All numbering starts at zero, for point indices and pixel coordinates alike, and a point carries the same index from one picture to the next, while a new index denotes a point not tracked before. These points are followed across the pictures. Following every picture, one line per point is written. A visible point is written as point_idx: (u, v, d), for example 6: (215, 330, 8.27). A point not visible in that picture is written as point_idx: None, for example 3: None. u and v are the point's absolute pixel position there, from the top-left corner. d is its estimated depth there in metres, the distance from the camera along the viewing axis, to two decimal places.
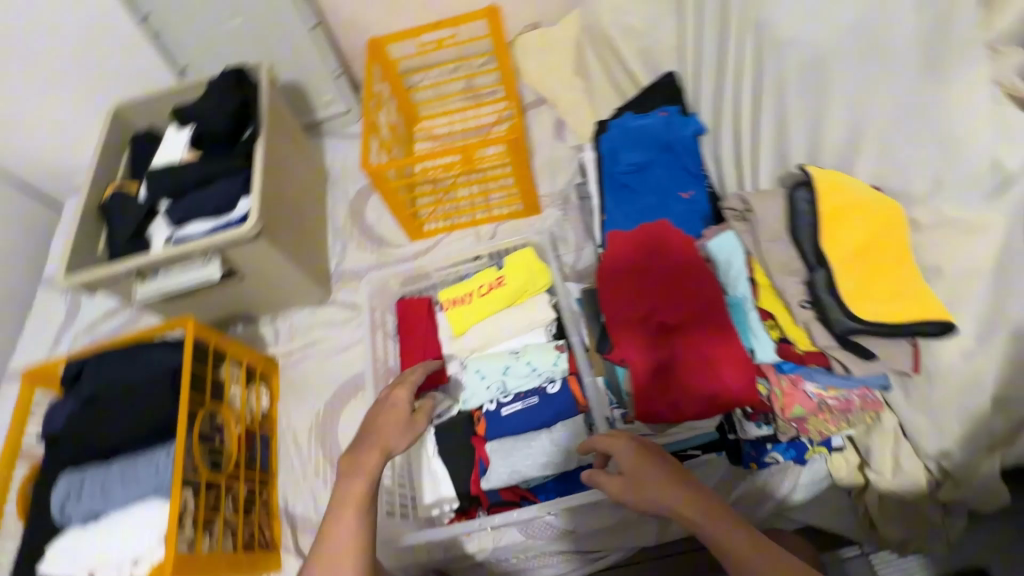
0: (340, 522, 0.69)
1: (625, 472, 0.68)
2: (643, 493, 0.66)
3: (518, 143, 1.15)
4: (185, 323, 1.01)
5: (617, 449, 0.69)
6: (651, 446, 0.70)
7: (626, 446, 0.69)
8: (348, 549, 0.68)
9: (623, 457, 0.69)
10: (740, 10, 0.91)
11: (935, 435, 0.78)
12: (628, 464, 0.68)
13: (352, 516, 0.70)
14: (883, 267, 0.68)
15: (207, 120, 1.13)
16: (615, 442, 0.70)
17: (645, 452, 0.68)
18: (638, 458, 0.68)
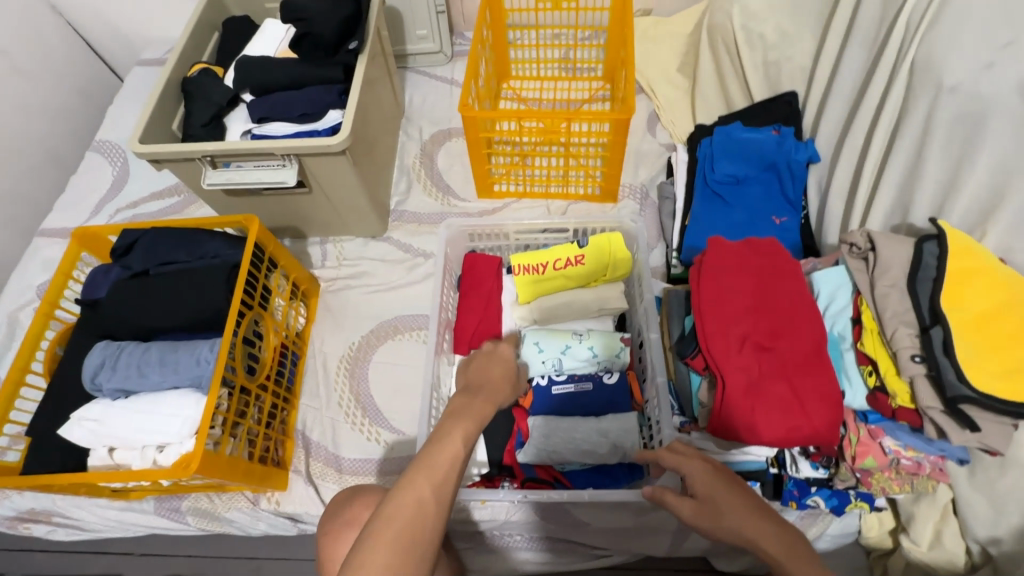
0: (446, 445, 0.63)
1: (699, 492, 0.66)
2: (721, 518, 0.64)
3: (622, 125, 1.10)
4: (249, 222, 0.98)
5: (690, 468, 0.68)
6: (722, 470, 0.69)
7: (701, 467, 0.68)
8: (445, 474, 0.61)
9: (696, 478, 0.68)
10: (901, 44, 0.87)
11: (992, 520, 0.76)
12: (702, 485, 0.67)
13: (455, 449, 0.62)
14: (1003, 342, 0.66)
15: (312, 20, 1.06)
16: (688, 463, 0.69)
17: (719, 475, 0.68)
18: (712, 479, 0.67)
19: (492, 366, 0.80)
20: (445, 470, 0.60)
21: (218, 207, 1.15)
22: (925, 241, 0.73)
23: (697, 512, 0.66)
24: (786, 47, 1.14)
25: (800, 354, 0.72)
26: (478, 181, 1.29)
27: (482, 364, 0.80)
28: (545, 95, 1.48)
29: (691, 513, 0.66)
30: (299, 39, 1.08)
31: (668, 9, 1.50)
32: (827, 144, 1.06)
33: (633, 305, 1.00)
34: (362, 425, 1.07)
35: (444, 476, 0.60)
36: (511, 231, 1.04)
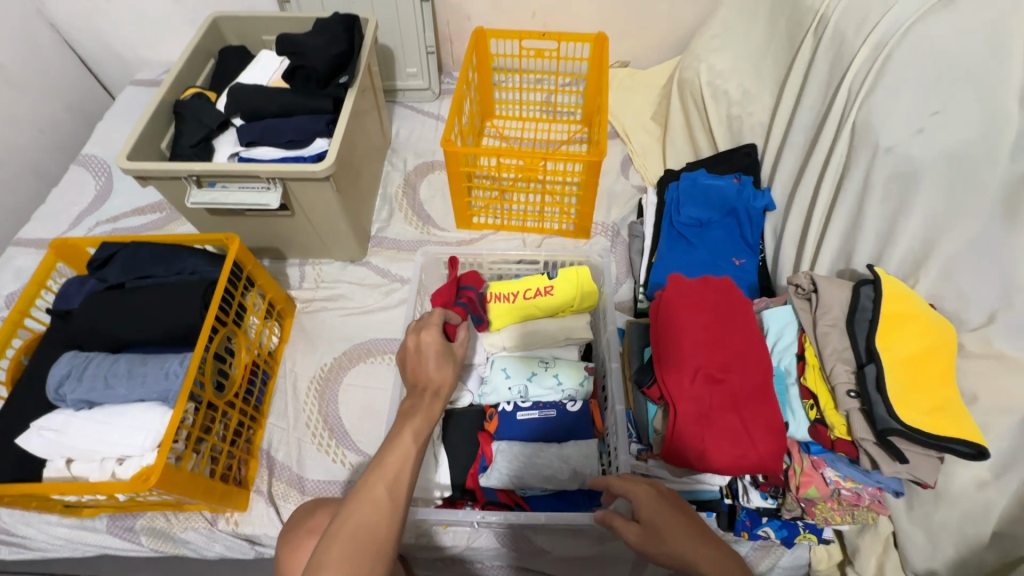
0: (406, 429, 0.66)
1: (642, 517, 0.69)
2: (662, 543, 0.66)
3: (594, 166, 1.17)
4: (230, 241, 1.00)
5: (635, 493, 0.71)
6: (668, 496, 0.71)
7: (646, 492, 0.71)
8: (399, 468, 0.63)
9: (642, 502, 0.70)
10: (844, 108, 0.96)
11: (929, 553, 0.81)
12: (646, 510, 0.69)
13: (415, 429, 0.66)
14: (930, 381, 0.72)
15: (306, 56, 1.13)
16: (635, 489, 0.71)
17: (664, 500, 0.70)
18: (657, 503, 0.69)
19: (427, 354, 0.75)
20: (403, 461, 0.63)
21: (200, 225, 1.17)
22: (861, 285, 0.80)
23: (640, 536, 0.68)
24: (747, 103, 1.24)
25: (749, 387, 0.77)
26: (458, 212, 1.34)
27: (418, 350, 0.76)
28: (525, 134, 1.56)
29: (637, 538, 0.68)
30: (292, 70, 1.14)
31: (643, 62, 1.61)
32: (782, 194, 1.14)
33: (598, 336, 1.04)
34: (328, 446, 1.07)
35: (402, 467, 0.63)
36: (484, 260, 1.09)
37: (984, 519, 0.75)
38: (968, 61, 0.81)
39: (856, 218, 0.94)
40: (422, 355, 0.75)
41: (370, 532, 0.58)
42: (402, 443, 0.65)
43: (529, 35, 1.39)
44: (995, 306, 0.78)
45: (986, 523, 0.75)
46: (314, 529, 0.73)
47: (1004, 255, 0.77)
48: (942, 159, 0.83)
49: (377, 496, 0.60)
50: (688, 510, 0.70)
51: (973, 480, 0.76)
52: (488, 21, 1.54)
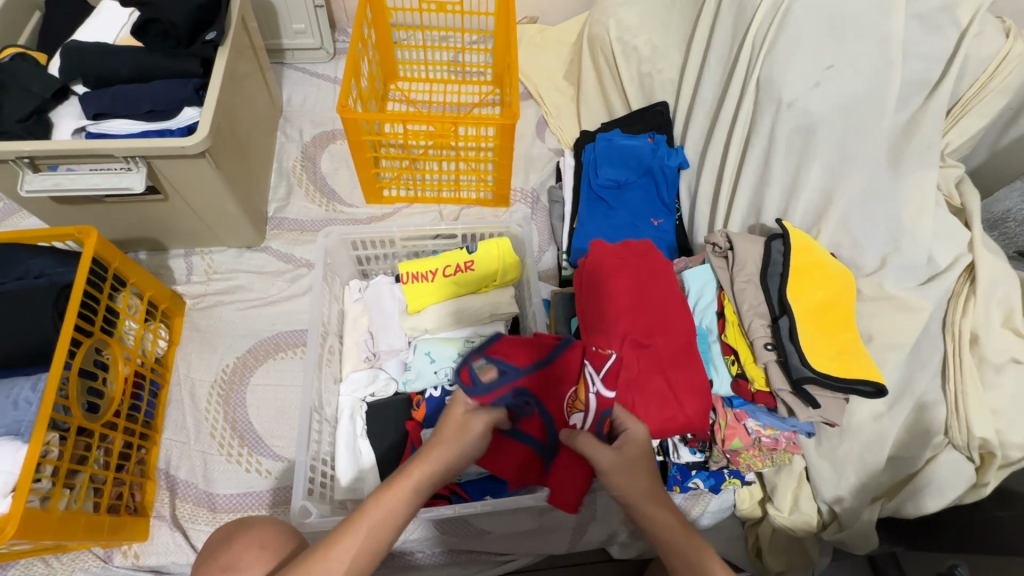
0: (393, 489, 0.64)
1: (626, 452, 0.68)
2: (632, 480, 0.67)
3: (507, 130, 1.10)
4: (85, 234, 0.84)
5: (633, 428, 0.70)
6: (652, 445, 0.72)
7: (643, 434, 0.70)
8: (396, 505, 0.63)
9: (630, 435, 0.70)
10: (750, 64, 0.96)
11: (836, 481, 0.88)
12: (630, 446, 0.69)
13: (400, 492, 0.64)
14: (835, 328, 0.76)
15: (159, 6, 0.93)
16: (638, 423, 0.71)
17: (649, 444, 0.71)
18: (645, 448, 0.70)
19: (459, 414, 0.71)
20: (382, 519, 0.62)
21: (47, 216, 0.98)
22: (773, 240, 0.82)
23: (612, 465, 0.67)
24: (657, 60, 1.23)
25: (673, 350, 0.77)
26: (365, 186, 1.23)
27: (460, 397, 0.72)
28: (434, 97, 1.45)
29: (606, 461, 0.68)
30: (143, 24, 0.95)
31: (551, 17, 1.54)
32: (694, 151, 1.15)
33: (523, 309, 1.01)
34: (239, 456, 0.96)
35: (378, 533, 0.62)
36: (397, 238, 1.00)
37: (881, 444, 0.84)
38: (857, 18, 0.85)
39: (764, 173, 0.96)
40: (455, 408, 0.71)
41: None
42: (382, 504, 0.63)
43: None
44: (885, 250, 0.86)
45: (881, 449, 0.84)
46: (232, 565, 0.62)
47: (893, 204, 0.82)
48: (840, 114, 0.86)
49: (342, 558, 0.59)
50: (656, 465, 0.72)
51: (871, 413, 0.84)
52: None
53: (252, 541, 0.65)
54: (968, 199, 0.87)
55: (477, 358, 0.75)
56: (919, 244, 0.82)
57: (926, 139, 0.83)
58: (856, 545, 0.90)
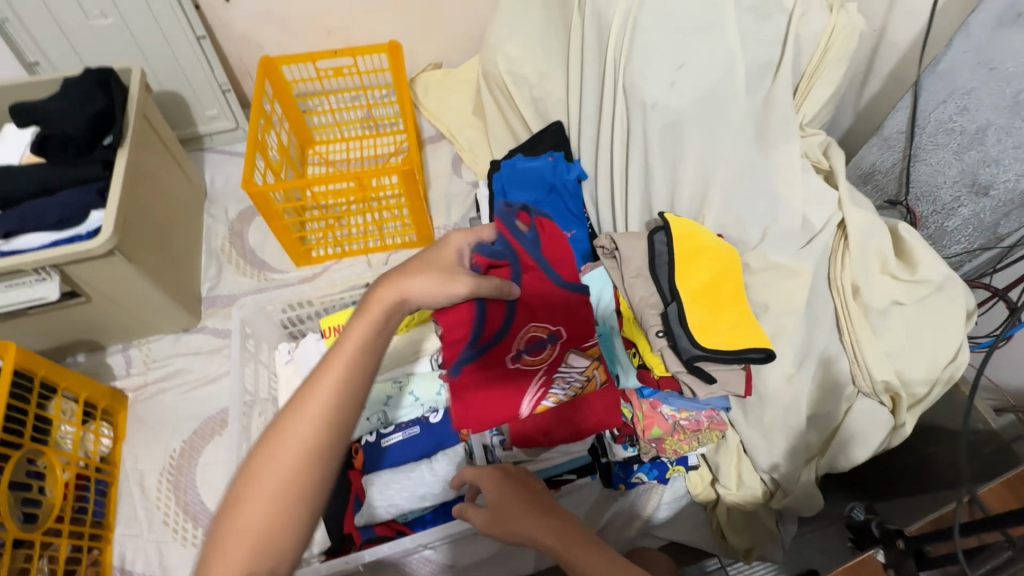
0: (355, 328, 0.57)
1: (489, 502, 0.70)
2: (507, 521, 0.68)
3: (410, 175, 1.16)
4: (5, 350, 0.86)
5: (477, 474, 0.73)
6: (514, 474, 0.73)
7: (490, 475, 0.72)
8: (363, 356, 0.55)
9: (486, 487, 0.72)
10: (614, 73, 1.03)
11: (769, 449, 0.90)
12: (492, 494, 0.71)
13: (371, 328, 0.57)
14: (720, 306, 0.80)
15: (58, 122, 1.00)
16: (478, 470, 0.73)
17: (507, 478, 0.72)
18: (502, 484, 0.71)
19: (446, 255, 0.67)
20: (298, 451, 0.51)
21: None
22: (655, 233, 0.86)
23: (487, 522, 0.69)
24: (545, 84, 1.30)
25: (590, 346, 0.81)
26: (292, 251, 1.27)
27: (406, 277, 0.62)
28: (352, 154, 1.51)
29: (482, 522, 0.70)
30: (42, 142, 1.00)
31: (452, 60, 1.63)
32: (591, 162, 1.21)
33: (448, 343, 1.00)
34: (194, 538, 0.97)
35: (302, 468, 0.51)
36: (314, 296, 1.03)
37: (799, 405, 0.86)
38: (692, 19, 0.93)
39: (647, 171, 1.02)
40: (442, 251, 0.67)
41: (254, 559, 0.48)
42: (341, 363, 0.54)
43: (321, 55, 1.35)
44: (765, 223, 0.90)
45: (800, 411, 0.86)
46: None
47: None
48: None
49: (300, 440, 0.51)
50: (530, 481, 0.73)
51: (784, 377, 0.86)
52: (280, 48, 1.47)
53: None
54: (834, 161, 0.93)
55: (525, 220, 0.78)
56: (791, 212, 0.88)
57: (780, 115, 0.89)
58: (803, 507, 0.92)
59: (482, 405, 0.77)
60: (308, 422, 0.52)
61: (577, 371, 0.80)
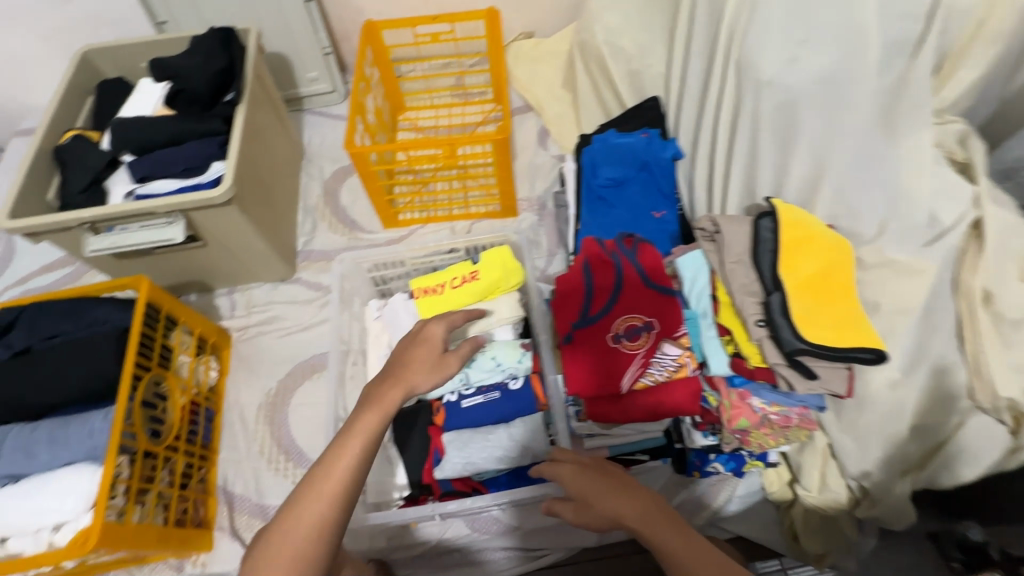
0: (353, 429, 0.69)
1: (572, 495, 0.69)
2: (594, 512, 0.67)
3: (503, 144, 1.16)
4: (139, 283, 0.95)
5: (558, 474, 0.69)
6: (592, 465, 0.70)
7: (568, 469, 0.70)
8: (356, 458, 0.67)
9: (569, 484, 0.69)
10: (727, 47, 0.97)
11: (861, 456, 0.85)
12: (574, 489, 0.68)
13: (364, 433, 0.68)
14: (828, 300, 0.75)
15: (188, 80, 1.08)
16: (555, 466, 0.70)
17: (588, 472, 0.69)
18: (580, 478, 0.68)
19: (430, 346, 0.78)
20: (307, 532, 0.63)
21: (110, 271, 1.12)
22: (761, 218, 0.82)
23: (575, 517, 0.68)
24: (643, 57, 1.24)
25: (678, 337, 0.79)
26: (381, 212, 1.32)
27: (407, 369, 0.74)
28: (440, 122, 1.54)
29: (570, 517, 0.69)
30: (173, 95, 1.09)
31: (545, 30, 1.60)
32: (688, 141, 1.16)
33: (531, 313, 1.04)
34: (285, 470, 1.06)
35: (303, 543, 0.63)
36: (406, 257, 1.07)
37: (903, 413, 0.81)
38: None
39: (753, 153, 0.97)
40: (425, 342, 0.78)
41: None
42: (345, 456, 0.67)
43: (421, 20, 1.36)
44: (885, 216, 0.84)
45: (902, 419, 0.81)
46: None
47: None
48: None
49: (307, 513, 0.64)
50: (609, 468, 0.70)
51: (886, 383, 0.81)
52: (380, 12, 1.50)
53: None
54: (973, 153, 0.83)
55: (629, 239, 0.89)
56: (917, 205, 0.80)
57: (916, 98, 0.81)
58: (891, 519, 0.87)
59: (580, 379, 0.80)
60: (316, 505, 0.64)
61: (670, 359, 0.78)
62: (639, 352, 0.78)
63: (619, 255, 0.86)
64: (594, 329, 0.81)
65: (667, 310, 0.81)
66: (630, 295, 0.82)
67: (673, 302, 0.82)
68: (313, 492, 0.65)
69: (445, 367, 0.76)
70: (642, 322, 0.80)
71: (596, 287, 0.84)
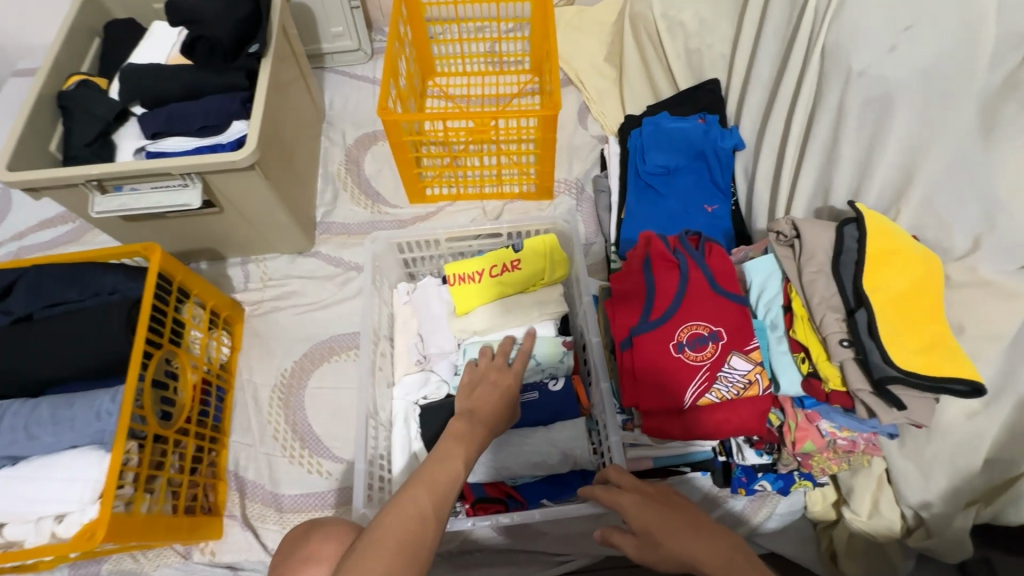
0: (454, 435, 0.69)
1: (634, 527, 0.63)
2: (659, 548, 0.61)
3: (550, 121, 1.07)
4: (151, 251, 0.87)
5: (619, 500, 0.66)
6: (657, 497, 0.66)
7: (632, 499, 0.65)
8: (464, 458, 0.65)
9: (628, 512, 0.65)
10: (813, 29, 0.87)
11: (923, 486, 0.81)
12: (637, 521, 0.64)
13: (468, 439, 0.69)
14: (922, 321, 0.68)
15: (209, 26, 0.96)
16: (619, 495, 0.67)
17: (649, 502, 0.65)
18: (645, 509, 0.64)
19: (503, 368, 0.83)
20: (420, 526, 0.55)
21: (116, 234, 1.03)
22: (845, 225, 0.74)
23: (637, 551, 0.62)
24: (705, 34, 1.14)
25: (749, 350, 0.72)
26: (409, 187, 1.23)
27: (487, 399, 0.77)
28: (473, 91, 1.43)
29: (632, 552, 0.63)
30: (192, 42, 0.98)
31: None
32: (750, 131, 1.08)
33: (573, 307, 0.97)
34: (301, 457, 1.00)
35: (422, 523, 0.56)
36: (441, 239, 0.99)
37: (977, 445, 0.76)
38: None
39: (831, 150, 0.88)
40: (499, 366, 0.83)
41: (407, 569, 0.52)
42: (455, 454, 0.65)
43: None
44: (979, 230, 0.75)
45: (977, 452, 0.76)
46: (311, 557, 0.61)
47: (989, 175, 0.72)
48: (920, 77, 0.75)
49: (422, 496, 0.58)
50: (678, 502, 0.65)
51: (962, 412, 0.76)
52: None
53: (332, 537, 0.63)
54: None
55: (694, 238, 0.81)
56: None
57: None
58: (946, 552, 0.82)
59: (638, 389, 0.74)
60: (422, 503, 0.57)
61: (739, 373, 0.72)
62: (704, 365, 0.72)
63: (683, 254, 0.78)
64: (654, 335, 0.74)
65: (736, 320, 0.74)
66: (697, 300, 0.75)
67: (743, 311, 0.74)
68: (421, 488, 0.59)
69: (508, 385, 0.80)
70: (709, 331, 0.73)
71: (658, 289, 0.77)
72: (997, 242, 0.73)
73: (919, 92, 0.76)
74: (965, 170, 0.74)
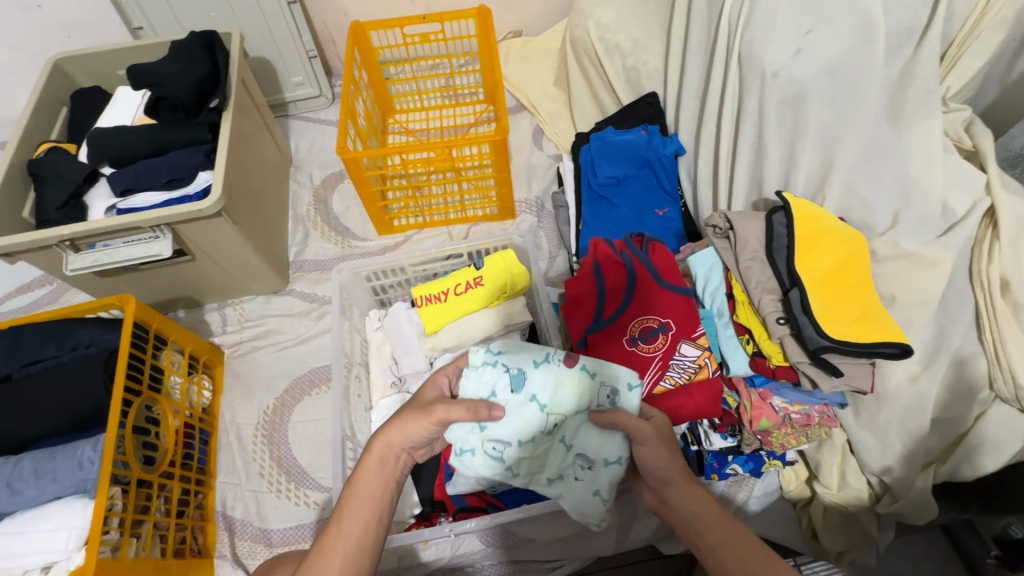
0: (363, 469, 0.68)
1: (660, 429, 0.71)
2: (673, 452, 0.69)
3: (501, 145, 1.13)
4: (124, 302, 0.90)
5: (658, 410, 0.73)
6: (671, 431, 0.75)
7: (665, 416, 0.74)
8: (378, 491, 0.67)
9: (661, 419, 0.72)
10: (728, 39, 0.95)
11: (882, 451, 0.85)
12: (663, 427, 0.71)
13: (374, 471, 0.68)
14: (851, 294, 0.73)
15: (167, 86, 1.02)
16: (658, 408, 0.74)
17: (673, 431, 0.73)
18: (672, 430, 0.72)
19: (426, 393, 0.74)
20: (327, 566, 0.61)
21: (91, 290, 1.06)
22: (773, 214, 0.80)
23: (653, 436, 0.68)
24: (640, 53, 1.22)
25: (696, 337, 0.78)
26: (375, 220, 1.28)
27: (389, 424, 0.70)
28: (431, 124, 1.50)
29: (646, 430, 0.68)
30: (156, 102, 1.04)
31: (534, 27, 1.57)
32: (689, 137, 1.15)
33: (537, 316, 1.02)
34: (288, 491, 1.01)
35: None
36: (406, 265, 1.03)
37: (922, 407, 0.80)
38: None
39: (758, 147, 0.95)
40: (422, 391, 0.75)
41: None
42: (359, 490, 0.66)
43: (409, 20, 1.32)
44: (896, 207, 0.80)
45: (924, 412, 0.80)
46: None
47: (896, 155, 0.79)
48: (823, 74, 0.82)
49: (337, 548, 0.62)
50: None
51: (906, 376, 0.81)
52: (365, 12, 1.45)
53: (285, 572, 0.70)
54: (981, 140, 0.77)
55: (638, 238, 0.87)
56: (930, 197, 0.77)
57: (925, 86, 0.76)
58: (914, 513, 0.85)
59: None
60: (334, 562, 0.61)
61: (689, 359, 0.77)
62: (657, 356, 0.77)
63: (629, 255, 0.85)
64: (610, 332, 0.80)
65: (683, 311, 0.78)
66: (644, 296, 0.81)
67: (689, 302, 0.79)
68: (334, 544, 0.63)
69: (431, 418, 0.69)
70: (659, 323, 0.78)
71: (608, 290, 0.83)
72: (912, 215, 0.79)
73: (825, 88, 0.83)
74: (875, 153, 0.81)
